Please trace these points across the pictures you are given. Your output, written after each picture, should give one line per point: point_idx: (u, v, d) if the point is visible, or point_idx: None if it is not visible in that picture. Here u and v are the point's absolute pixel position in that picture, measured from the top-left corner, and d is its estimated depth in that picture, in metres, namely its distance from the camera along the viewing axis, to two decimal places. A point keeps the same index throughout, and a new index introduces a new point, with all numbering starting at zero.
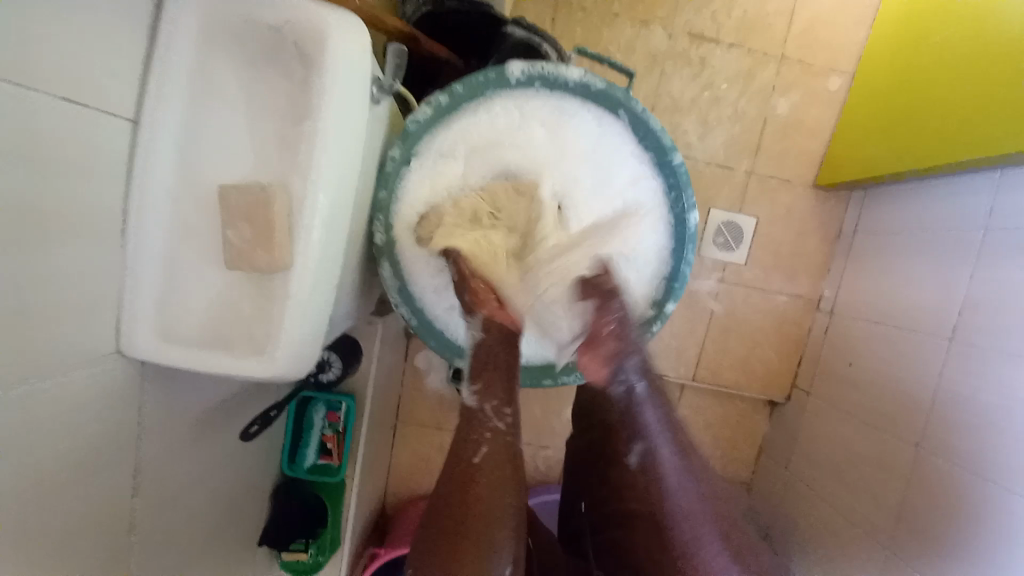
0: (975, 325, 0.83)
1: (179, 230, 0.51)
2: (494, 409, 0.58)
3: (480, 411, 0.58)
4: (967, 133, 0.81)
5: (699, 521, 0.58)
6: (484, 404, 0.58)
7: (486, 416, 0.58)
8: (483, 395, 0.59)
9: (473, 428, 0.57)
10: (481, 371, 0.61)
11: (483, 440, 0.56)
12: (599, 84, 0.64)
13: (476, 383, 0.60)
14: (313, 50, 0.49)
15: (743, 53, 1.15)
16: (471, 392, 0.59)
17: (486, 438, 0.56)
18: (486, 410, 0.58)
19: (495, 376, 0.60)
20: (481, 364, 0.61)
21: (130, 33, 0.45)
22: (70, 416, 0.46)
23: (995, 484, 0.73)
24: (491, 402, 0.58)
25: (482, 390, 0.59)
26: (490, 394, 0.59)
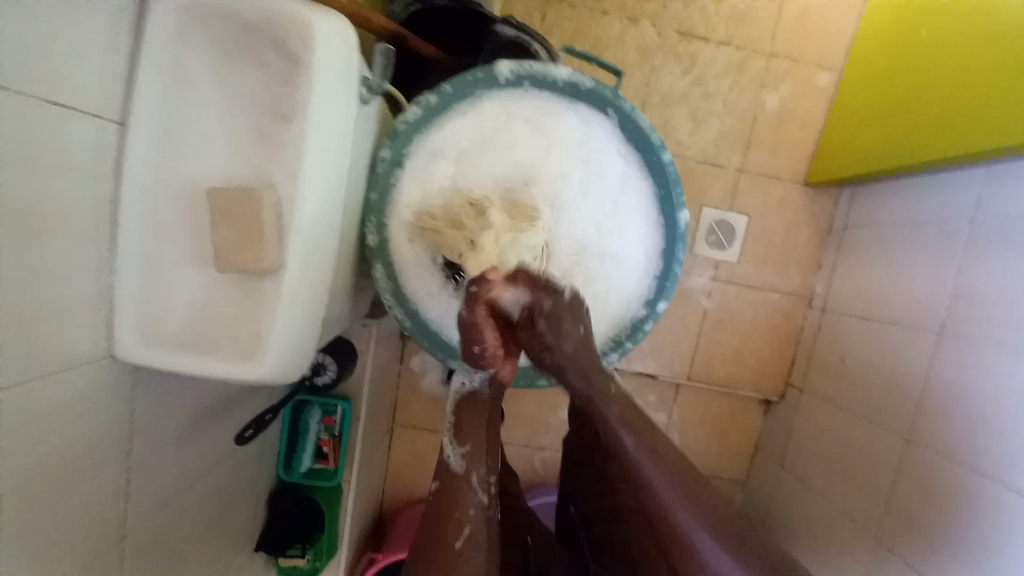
0: (964, 318, 0.84)
1: (166, 231, 0.51)
2: (480, 482, 0.55)
3: (466, 481, 0.55)
4: (968, 123, 0.81)
5: (677, 509, 0.53)
6: (471, 471, 0.56)
7: (472, 488, 0.55)
8: (470, 462, 0.56)
9: (457, 502, 0.54)
10: (471, 431, 0.58)
11: (467, 517, 0.53)
12: (587, 83, 0.65)
13: (465, 444, 0.57)
14: (298, 47, 0.48)
15: (732, 49, 1.16)
16: (459, 456, 0.57)
17: (472, 515, 0.53)
18: (472, 479, 0.55)
19: (481, 440, 0.57)
20: (470, 424, 0.58)
21: (114, 32, 0.45)
22: (61, 418, 0.47)
23: (988, 477, 0.74)
24: (479, 471, 0.56)
25: (470, 455, 0.56)
26: (479, 462, 0.56)
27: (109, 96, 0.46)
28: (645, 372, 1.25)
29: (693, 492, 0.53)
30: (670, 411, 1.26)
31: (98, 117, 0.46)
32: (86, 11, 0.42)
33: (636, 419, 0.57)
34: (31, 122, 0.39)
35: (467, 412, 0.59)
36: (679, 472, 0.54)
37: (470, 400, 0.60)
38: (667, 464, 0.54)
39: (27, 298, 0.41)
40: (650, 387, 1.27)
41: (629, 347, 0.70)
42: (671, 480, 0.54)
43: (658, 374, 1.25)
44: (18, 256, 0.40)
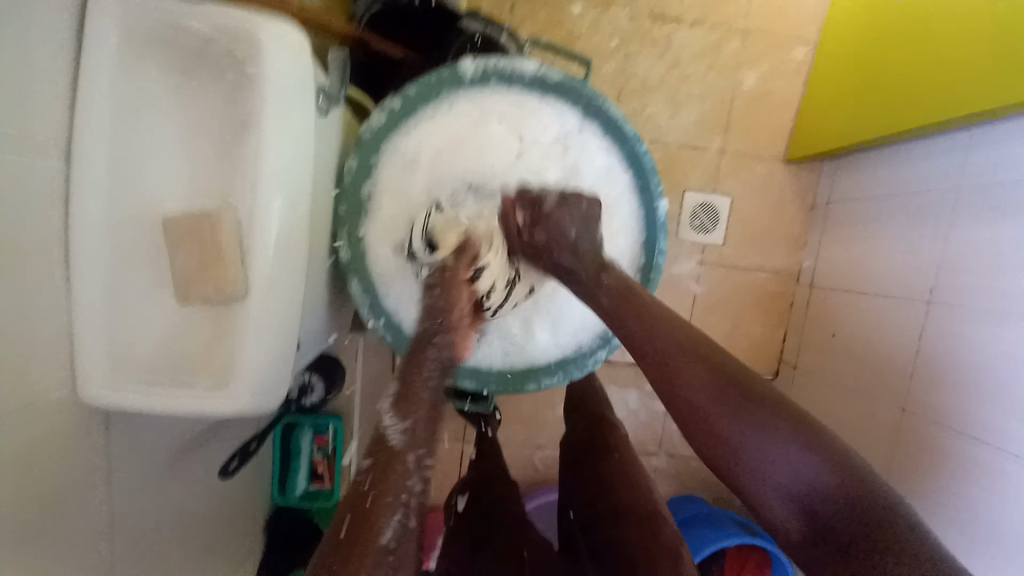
0: (952, 287, 0.84)
1: (124, 263, 0.48)
2: (417, 462, 0.46)
3: (403, 461, 0.46)
4: (948, 89, 0.79)
5: (695, 388, 0.46)
6: (408, 453, 0.46)
7: (407, 469, 0.46)
8: (411, 439, 0.47)
9: (386, 488, 0.44)
10: (417, 403, 0.49)
11: (393, 510, 0.43)
12: (556, 76, 0.63)
13: (410, 416, 0.48)
14: (246, 61, 0.46)
15: (706, 29, 1.14)
16: (398, 429, 0.47)
17: (401, 504, 0.44)
18: (408, 463, 0.46)
19: (426, 411, 0.49)
20: (419, 390, 0.50)
21: (48, 57, 0.42)
22: (27, 467, 0.44)
23: (984, 444, 0.74)
24: (416, 452, 0.47)
25: (415, 432, 0.48)
26: (420, 440, 0.47)
27: (51, 127, 0.43)
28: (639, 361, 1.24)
29: (715, 372, 0.46)
30: None
31: (38, 149, 0.42)
32: (18, 37, 0.39)
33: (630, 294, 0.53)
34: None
35: (417, 371, 0.51)
36: (684, 344, 0.48)
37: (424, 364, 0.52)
38: (671, 342, 0.48)
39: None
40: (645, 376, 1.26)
41: (616, 342, 0.69)
42: (685, 360, 0.47)
43: None
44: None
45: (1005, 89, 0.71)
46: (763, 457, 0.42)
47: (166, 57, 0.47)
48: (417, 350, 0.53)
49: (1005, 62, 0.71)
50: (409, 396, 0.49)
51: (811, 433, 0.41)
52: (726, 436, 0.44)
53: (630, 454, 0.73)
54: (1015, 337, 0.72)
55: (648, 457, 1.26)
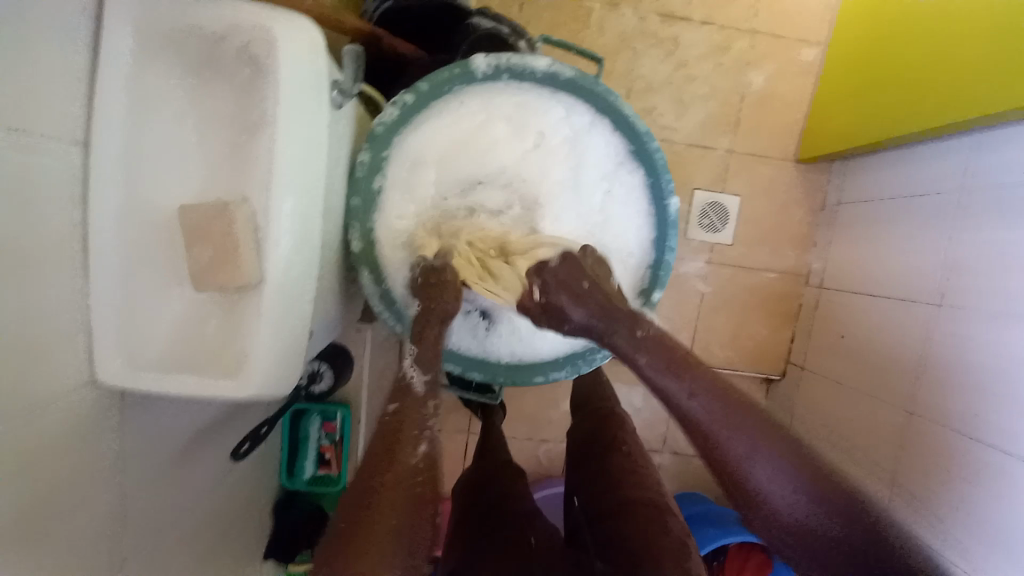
0: (963, 290, 0.83)
1: (141, 252, 0.49)
2: (434, 407, 0.58)
3: (424, 404, 0.57)
4: (958, 91, 0.79)
5: (723, 433, 0.49)
6: (428, 399, 0.57)
7: (427, 411, 0.57)
8: (430, 388, 0.58)
9: (411, 422, 0.56)
10: (433, 363, 0.59)
11: (420, 440, 0.55)
12: (568, 72, 0.63)
13: (428, 373, 0.59)
14: (261, 55, 0.47)
15: (715, 29, 1.14)
16: (421, 381, 0.58)
17: (425, 436, 0.56)
18: (428, 406, 0.57)
19: (440, 367, 0.59)
20: (432, 351, 0.59)
21: (67, 51, 0.43)
22: (46, 452, 0.45)
23: (993, 449, 0.74)
24: (435, 399, 0.58)
25: (433, 382, 0.58)
26: (438, 389, 0.58)
27: (72, 120, 0.45)
28: None
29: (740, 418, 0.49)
30: None
31: (59, 140, 0.44)
32: (41, 32, 0.40)
33: (669, 344, 0.55)
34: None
35: (428, 329, 0.59)
36: (714, 393, 0.51)
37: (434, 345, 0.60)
38: (704, 391, 0.51)
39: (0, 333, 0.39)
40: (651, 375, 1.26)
41: None
42: (713, 408, 0.50)
43: None
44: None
45: (1018, 90, 0.70)
46: (785, 505, 0.46)
47: (179, 51, 0.48)
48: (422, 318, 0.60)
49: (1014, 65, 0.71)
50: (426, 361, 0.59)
51: (822, 473, 0.46)
52: (750, 482, 0.47)
53: (639, 450, 0.74)
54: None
55: (653, 456, 1.26)
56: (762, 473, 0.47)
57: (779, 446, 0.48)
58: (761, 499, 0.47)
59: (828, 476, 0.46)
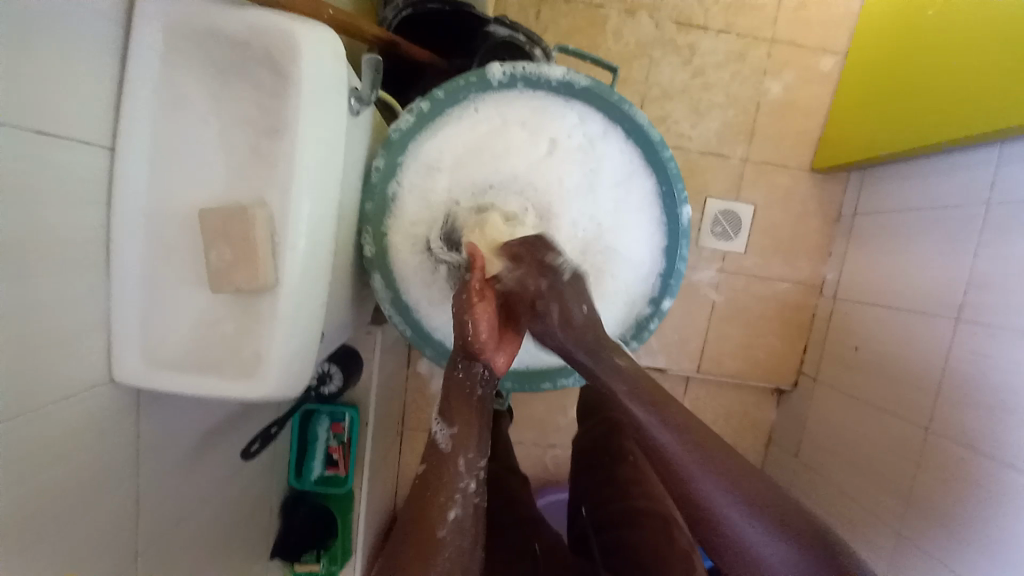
0: (983, 304, 0.82)
1: (162, 252, 0.50)
2: (467, 465, 0.54)
3: (453, 463, 0.53)
4: (982, 103, 0.78)
5: (694, 471, 0.46)
6: (456, 453, 0.54)
7: (457, 470, 0.53)
8: (458, 443, 0.54)
9: (439, 484, 0.52)
10: (460, 413, 0.55)
11: (450, 501, 0.51)
12: (582, 81, 0.63)
13: (454, 425, 0.55)
14: (284, 62, 0.48)
15: (733, 37, 1.13)
16: (447, 435, 0.55)
17: (458, 496, 0.52)
18: (457, 464, 0.53)
19: (470, 421, 0.55)
20: (459, 405, 0.56)
21: (98, 56, 0.44)
22: (65, 449, 0.46)
23: (1006, 469, 0.73)
24: (465, 456, 0.54)
25: (460, 437, 0.55)
26: (468, 442, 0.54)
27: (102, 123, 0.46)
28: (655, 369, 1.23)
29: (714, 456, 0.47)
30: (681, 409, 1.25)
31: (89, 142, 0.45)
32: (73, 37, 0.41)
33: (647, 382, 0.52)
34: (27, 151, 0.39)
35: (456, 393, 0.56)
36: (688, 427, 0.49)
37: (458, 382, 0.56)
38: (677, 425, 0.49)
39: (23, 331, 0.40)
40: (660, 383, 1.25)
41: (634, 346, 0.69)
42: (688, 446, 0.47)
43: (668, 371, 1.24)
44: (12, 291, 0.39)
45: None
46: (756, 552, 0.42)
47: (205, 58, 0.49)
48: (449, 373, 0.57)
49: None
50: (453, 410, 0.56)
51: (802, 524, 0.42)
52: (719, 524, 0.44)
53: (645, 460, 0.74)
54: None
55: None
56: (745, 528, 0.43)
57: (759, 497, 0.44)
58: (739, 549, 0.43)
59: (810, 526, 0.43)
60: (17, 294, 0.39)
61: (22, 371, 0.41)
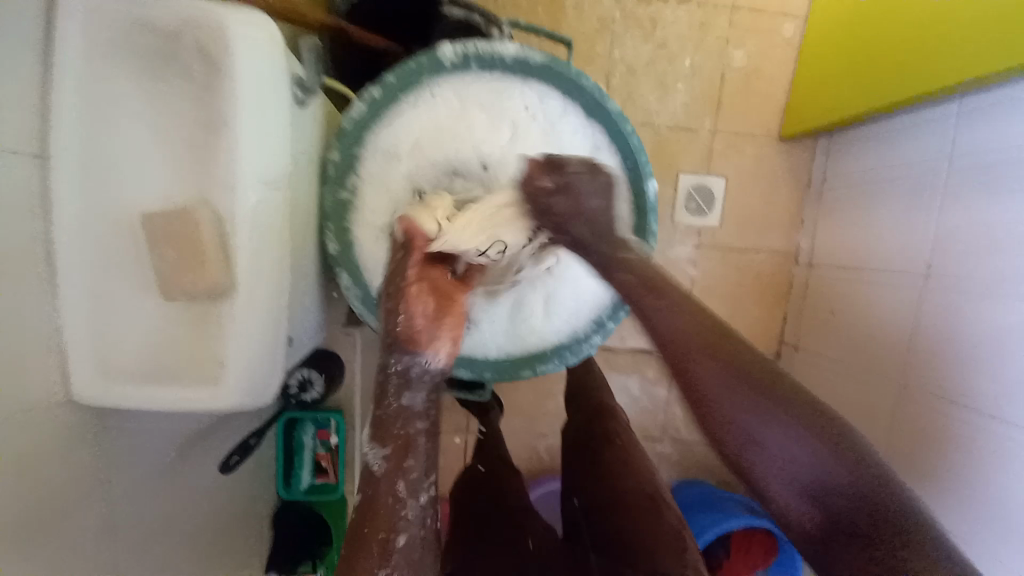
0: (950, 259, 0.83)
1: (107, 261, 0.48)
2: (407, 490, 0.47)
3: (391, 488, 0.46)
4: (954, 52, 0.75)
5: (706, 371, 0.41)
6: (394, 481, 0.47)
7: (400, 495, 0.47)
8: (394, 466, 0.47)
9: (382, 507, 0.46)
10: (394, 439, 0.47)
11: (397, 533, 0.46)
12: (538, 58, 0.62)
13: (387, 444, 0.47)
14: (214, 52, 0.45)
15: (692, 9, 1.13)
16: (379, 458, 0.47)
17: (401, 525, 0.46)
18: (400, 490, 0.47)
19: (404, 443, 0.47)
20: (397, 429, 0.48)
21: (10, 55, 0.41)
22: (12, 472, 0.44)
23: (988, 416, 0.74)
24: (406, 481, 0.47)
25: (394, 460, 0.47)
26: (404, 467, 0.47)
27: (26, 127, 0.43)
28: (639, 348, 1.23)
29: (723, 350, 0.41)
30: (670, 386, 1.25)
31: (14, 152, 0.42)
32: None
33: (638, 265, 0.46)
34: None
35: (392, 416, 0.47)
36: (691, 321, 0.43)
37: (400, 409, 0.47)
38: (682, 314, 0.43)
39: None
40: (647, 362, 1.25)
41: (611, 327, 0.68)
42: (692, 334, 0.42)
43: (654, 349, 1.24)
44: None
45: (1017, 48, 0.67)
46: (785, 460, 0.39)
47: (133, 50, 0.46)
48: (387, 387, 0.48)
49: (1011, 20, 0.67)
50: (384, 430, 0.48)
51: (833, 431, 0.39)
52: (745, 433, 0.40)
53: (630, 439, 0.73)
54: (1016, 309, 0.72)
55: (653, 444, 1.26)
56: (780, 444, 0.39)
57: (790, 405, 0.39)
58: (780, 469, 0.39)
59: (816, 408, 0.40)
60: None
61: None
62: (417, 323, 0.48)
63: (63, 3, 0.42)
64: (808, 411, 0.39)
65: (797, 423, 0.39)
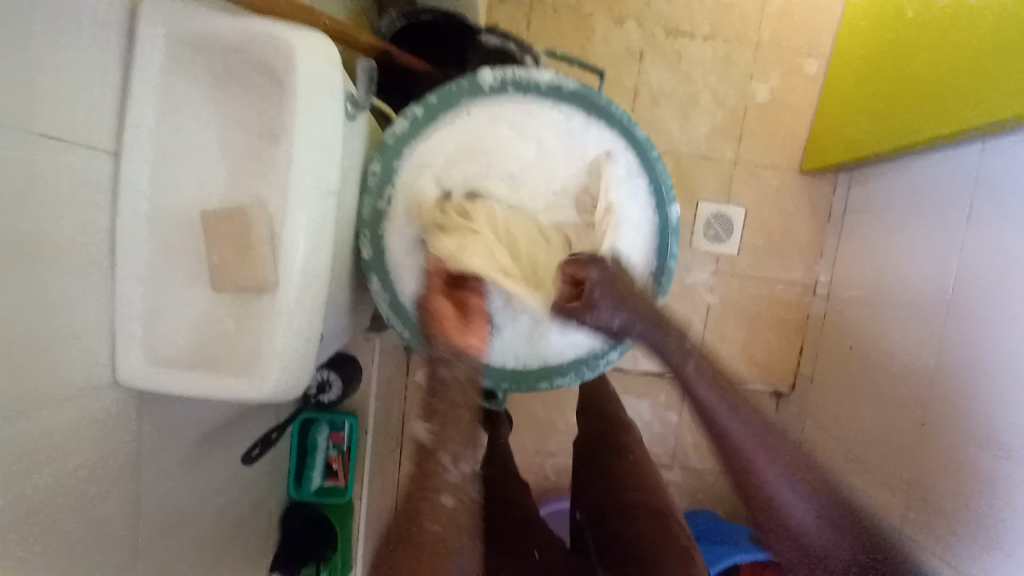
0: (971, 296, 0.83)
1: (164, 252, 0.51)
2: (451, 458, 0.52)
3: (437, 456, 0.52)
4: (974, 95, 0.78)
5: (745, 442, 0.51)
6: (440, 450, 0.53)
7: (444, 464, 0.52)
8: (439, 437, 0.53)
9: (430, 474, 0.52)
10: (441, 411, 0.54)
11: (442, 494, 0.51)
12: (571, 84, 0.65)
13: (435, 418, 0.54)
14: (280, 67, 0.50)
15: (718, 44, 1.16)
16: (427, 430, 0.54)
17: (449, 487, 0.51)
18: (445, 458, 0.52)
19: (449, 415, 0.54)
20: (444, 401, 0.55)
21: (98, 62, 0.45)
22: (61, 444, 0.46)
23: (1000, 457, 0.73)
24: (449, 448, 0.53)
25: (442, 431, 0.53)
26: (449, 436, 0.53)
27: (105, 125, 0.47)
28: (653, 372, 1.24)
29: (793, 462, 0.49)
30: (682, 412, 1.25)
31: (93, 148, 0.46)
32: (74, 43, 0.43)
33: (714, 371, 0.55)
34: (17, 153, 0.39)
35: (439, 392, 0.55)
36: (762, 434, 0.51)
37: (443, 384, 0.56)
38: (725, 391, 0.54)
39: (16, 331, 0.41)
40: (659, 386, 1.25)
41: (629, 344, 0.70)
42: (732, 407, 0.53)
43: (667, 373, 1.24)
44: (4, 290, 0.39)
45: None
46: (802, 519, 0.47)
47: (207, 64, 0.51)
48: (434, 372, 0.57)
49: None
50: (431, 406, 0.55)
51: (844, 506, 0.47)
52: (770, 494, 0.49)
53: (645, 459, 0.74)
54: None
55: (662, 469, 1.24)
56: (798, 505, 0.47)
57: (813, 478, 0.48)
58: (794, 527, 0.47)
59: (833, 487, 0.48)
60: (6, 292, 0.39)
61: (10, 370, 0.40)
62: (448, 322, 0.60)
63: (148, 19, 0.47)
64: (843, 503, 0.48)
65: (816, 494, 0.48)
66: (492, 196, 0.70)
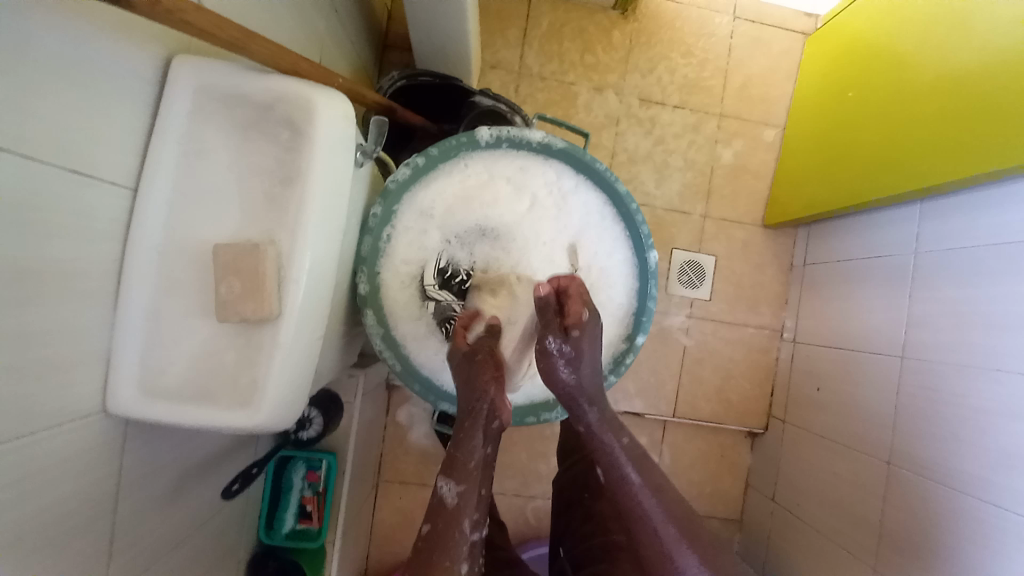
0: (923, 341, 0.91)
1: (171, 285, 0.54)
2: (471, 526, 0.56)
3: (458, 521, 0.56)
4: (906, 166, 0.91)
5: (647, 505, 0.60)
6: (462, 513, 0.56)
7: (461, 530, 0.55)
8: (463, 504, 0.57)
9: (449, 535, 0.55)
10: (467, 474, 0.59)
11: (459, 562, 0.54)
12: (560, 143, 0.72)
13: (462, 483, 0.58)
14: (300, 118, 0.55)
15: (688, 112, 1.29)
16: (454, 493, 0.57)
17: (465, 553, 0.55)
18: (464, 523, 0.56)
19: (476, 480, 0.59)
20: (463, 464, 0.59)
21: (131, 106, 0.49)
22: (49, 476, 0.45)
23: (970, 494, 0.78)
24: (470, 518, 0.56)
25: (466, 495, 0.57)
26: (472, 505, 0.57)
27: (129, 164, 0.50)
28: (633, 414, 1.26)
29: (687, 526, 0.59)
30: (661, 454, 1.27)
31: (116, 184, 0.49)
32: (113, 91, 0.46)
33: (637, 454, 0.65)
34: (51, 190, 0.41)
35: (466, 457, 0.59)
36: (671, 506, 0.60)
37: (472, 445, 0.60)
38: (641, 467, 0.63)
39: (18, 359, 0.40)
40: (639, 428, 1.28)
41: (612, 380, 0.75)
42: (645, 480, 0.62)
43: (647, 415, 1.27)
44: (11, 320, 0.39)
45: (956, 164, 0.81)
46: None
47: (230, 114, 0.56)
48: (466, 436, 0.61)
49: (948, 144, 0.83)
50: (459, 470, 0.59)
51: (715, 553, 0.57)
52: (666, 552, 0.57)
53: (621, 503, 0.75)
54: (997, 392, 0.77)
55: None
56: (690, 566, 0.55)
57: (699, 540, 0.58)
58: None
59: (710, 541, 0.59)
60: (18, 318, 0.40)
61: (13, 396, 0.40)
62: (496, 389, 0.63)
63: (179, 72, 0.51)
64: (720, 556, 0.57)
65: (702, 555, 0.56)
66: (489, 245, 0.75)
